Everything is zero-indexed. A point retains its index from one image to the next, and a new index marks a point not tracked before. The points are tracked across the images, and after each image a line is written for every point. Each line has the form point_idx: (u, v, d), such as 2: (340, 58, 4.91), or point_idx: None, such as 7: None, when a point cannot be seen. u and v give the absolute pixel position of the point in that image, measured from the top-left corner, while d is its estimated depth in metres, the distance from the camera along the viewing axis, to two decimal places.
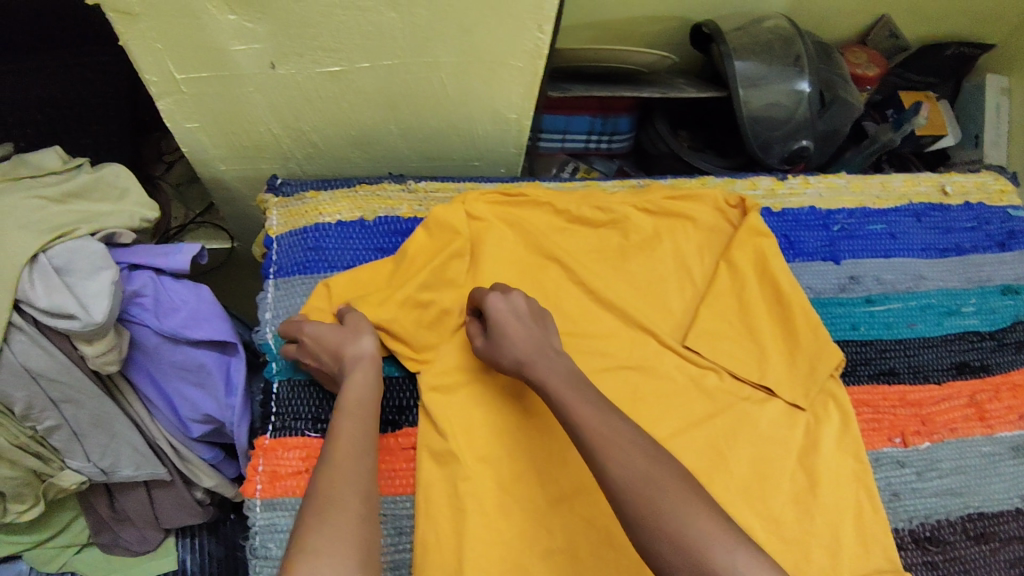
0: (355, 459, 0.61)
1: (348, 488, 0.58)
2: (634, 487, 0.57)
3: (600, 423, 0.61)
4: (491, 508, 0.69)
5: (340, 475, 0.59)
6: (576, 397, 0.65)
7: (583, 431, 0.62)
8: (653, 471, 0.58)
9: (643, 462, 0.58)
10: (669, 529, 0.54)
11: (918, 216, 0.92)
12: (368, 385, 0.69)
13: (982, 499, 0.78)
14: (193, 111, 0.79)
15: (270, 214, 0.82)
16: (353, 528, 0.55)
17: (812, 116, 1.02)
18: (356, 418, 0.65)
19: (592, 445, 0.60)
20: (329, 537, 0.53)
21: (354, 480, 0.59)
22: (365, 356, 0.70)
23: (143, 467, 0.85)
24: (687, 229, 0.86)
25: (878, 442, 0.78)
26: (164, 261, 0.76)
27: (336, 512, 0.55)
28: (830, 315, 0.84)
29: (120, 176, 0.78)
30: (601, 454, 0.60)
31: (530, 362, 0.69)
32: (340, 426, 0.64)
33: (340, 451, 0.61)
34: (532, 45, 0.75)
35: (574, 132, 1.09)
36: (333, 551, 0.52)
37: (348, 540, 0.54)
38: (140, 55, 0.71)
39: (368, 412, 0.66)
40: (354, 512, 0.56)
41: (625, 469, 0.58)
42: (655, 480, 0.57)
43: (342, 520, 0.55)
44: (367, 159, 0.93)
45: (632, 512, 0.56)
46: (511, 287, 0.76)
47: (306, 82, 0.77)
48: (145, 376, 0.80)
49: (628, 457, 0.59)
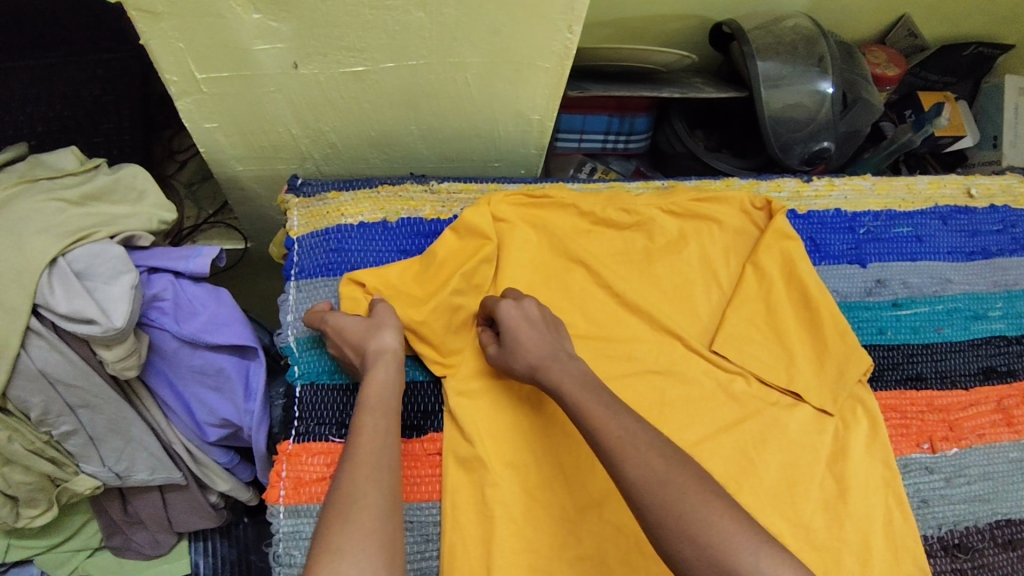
0: (378, 458, 0.59)
1: (373, 489, 0.57)
2: (650, 490, 0.56)
3: (634, 430, 0.60)
4: (519, 516, 0.68)
5: (363, 474, 0.57)
6: (586, 397, 0.64)
7: (598, 433, 0.61)
8: (669, 472, 0.57)
9: (659, 464, 0.57)
10: (690, 532, 0.54)
11: (944, 219, 0.91)
12: (391, 380, 0.67)
13: (1010, 505, 0.78)
14: (212, 111, 0.78)
15: (291, 215, 0.81)
16: (377, 529, 0.54)
17: (835, 117, 1.01)
18: (379, 414, 0.63)
19: (608, 446, 0.60)
20: (353, 539, 0.52)
21: (378, 479, 0.58)
22: (388, 349, 0.68)
23: (158, 471, 0.83)
24: (712, 231, 0.84)
25: (907, 448, 0.78)
26: (183, 264, 0.75)
27: (361, 512, 0.54)
28: (856, 319, 0.83)
29: (138, 178, 0.77)
30: (616, 457, 0.59)
31: (544, 367, 0.67)
32: (364, 421, 0.63)
33: (363, 449, 0.60)
34: (560, 45, 0.73)
35: (591, 131, 1.08)
36: (358, 553, 0.51)
37: (373, 541, 0.53)
38: (161, 54, 0.69)
39: (392, 407, 0.65)
40: (379, 512, 0.55)
41: (640, 472, 0.57)
42: (673, 481, 0.56)
43: (366, 521, 0.54)
44: (386, 160, 0.91)
45: (652, 515, 0.56)
46: (524, 295, 0.74)
47: (329, 82, 0.75)
48: (163, 380, 0.78)
49: (642, 459, 0.58)
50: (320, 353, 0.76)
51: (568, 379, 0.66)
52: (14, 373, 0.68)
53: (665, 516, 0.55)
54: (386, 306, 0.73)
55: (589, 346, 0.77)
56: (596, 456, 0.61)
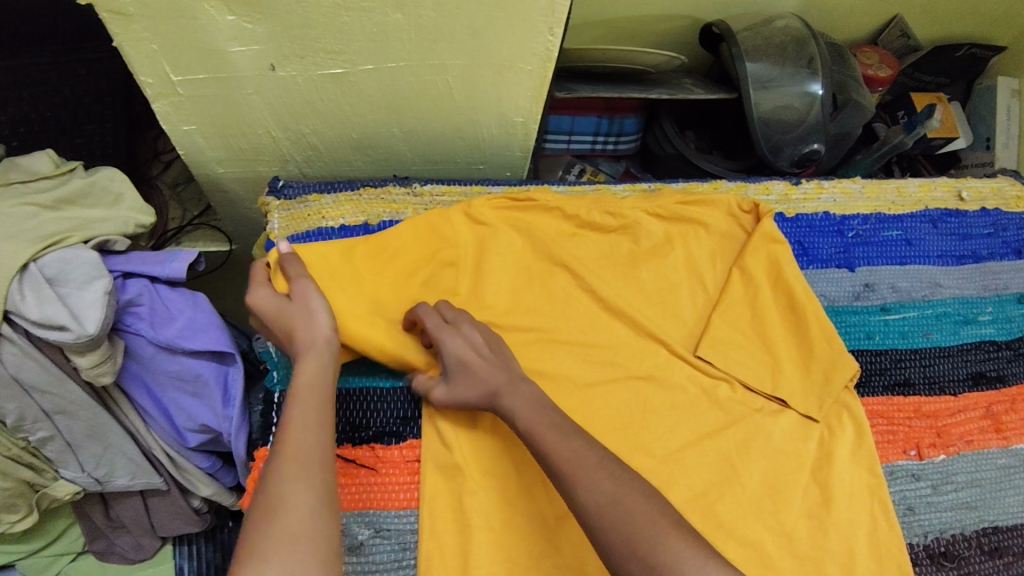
0: (307, 452, 0.58)
1: (300, 486, 0.55)
2: (602, 510, 0.57)
3: (587, 453, 0.61)
4: (497, 524, 0.67)
5: (290, 471, 0.56)
6: (535, 420, 0.63)
7: (549, 455, 0.61)
8: (619, 492, 0.58)
9: (609, 484, 0.58)
10: (640, 553, 0.55)
11: (934, 222, 0.90)
12: (324, 369, 0.64)
13: (997, 513, 0.77)
14: (190, 114, 0.77)
15: (271, 217, 0.79)
16: (307, 527, 0.53)
17: (825, 118, 1.00)
18: (309, 404, 0.61)
19: (559, 469, 0.60)
20: (281, 541, 0.51)
21: (307, 475, 0.56)
22: (320, 337, 0.66)
23: (138, 476, 0.83)
24: (699, 235, 0.83)
25: (894, 455, 0.77)
26: (159, 269, 0.73)
27: (289, 512, 0.53)
28: (844, 324, 0.82)
29: (114, 180, 0.77)
30: (567, 475, 0.59)
31: (501, 397, 0.66)
32: (292, 413, 0.60)
33: (291, 445, 0.58)
34: (542, 48, 0.72)
35: (579, 133, 1.07)
36: (285, 556, 0.51)
37: (303, 541, 0.52)
38: (135, 56, 0.68)
39: (323, 397, 0.62)
40: (308, 510, 0.54)
41: (590, 494, 0.58)
42: (622, 501, 0.57)
43: (294, 521, 0.53)
44: (369, 162, 0.90)
45: (603, 537, 0.56)
46: (461, 312, 0.72)
47: (307, 84, 0.74)
48: (141, 386, 0.77)
49: (595, 477, 0.59)
50: None
51: (520, 403, 0.65)
52: None
53: (615, 537, 0.56)
54: (311, 286, 0.68)
55: (571, 352, 0.76)
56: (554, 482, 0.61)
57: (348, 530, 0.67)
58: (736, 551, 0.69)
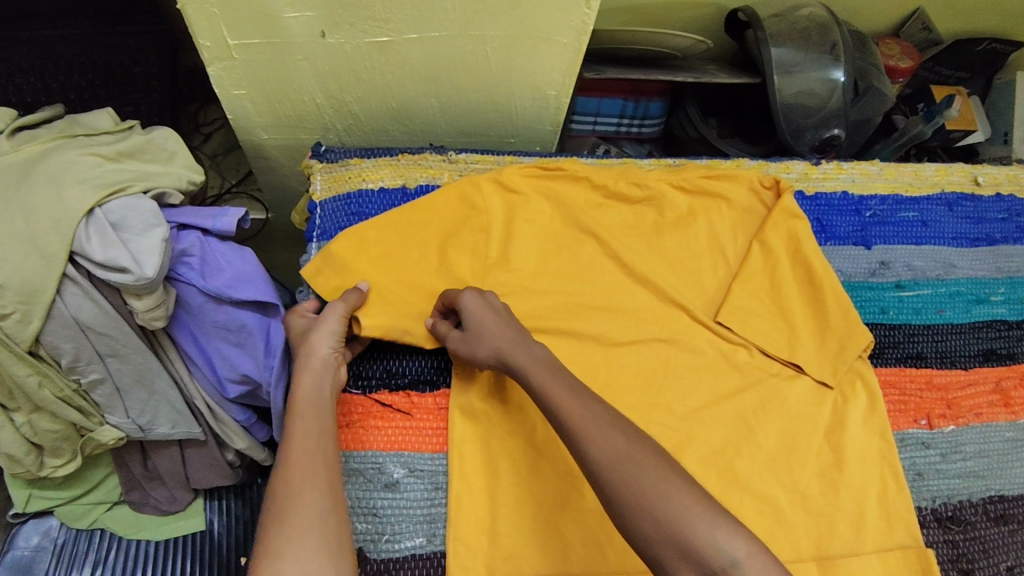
0: (311, 459, 0.63)
1: (308, 488, 0.61)
2: (610, 468, 0.60)
3: (597, 410, 0.64)
4: (524, 469, 0.71)
5: (297, 479, 0.61)
6: (550, 380, 0.66)
7: (563, 413, 0.64)
8: (630, 449, 0.61)
9: (621, 442, 0.61)
10: (649, 508, 0.58)
11: (950, 205, 0.93)
12: (321, 382, 0.69)
13: (1003, 482, 0.80)
14: (242, 78, 0.81)
15: (314, 179, 0.83)
16: (316, 527, 0.59)
17: (845, 105, 1.03)
18: (310, 415, 0.67)
19: (572, 424, 0.63)
20: (291, 542, 0.57)
21: (313, 479, 0.62)
22: (317, 354, 0.70)
23: (179, 425, 0.88)
24: (722, 209, 0.86)
25: (904, 423, 0.79)
26: (211, 222, 0.78)
27: (295, 516, 0.59)
28: (859, 298, 0.85)
29: (168, 140, 0.81)
30: (579, 434, 0.62)
31: (511, 349, 0.69)
32: (294, 426, 0.66)
33: (296, 453, 0.63)
34: (579, 21, 0.76)
35: (605, 114, 1.11)
36: (298, 555, 0.57)
37: (310, 540, 0.58)
38: (197, 20, 0.73)
39: (323, 408, 0.68)
40: (316, 511, 0.60)
41: (607, 444, 0.61)
42: (632, 458, 0.60)
43: (304, 522, 0.59)
44: (406, 132, 0.95)
45: (612, 490, 0.59)
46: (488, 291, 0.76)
47: (354, 52, 0.78)
48: (188, 334, 0.81)
49: (601, 438, 0.62)
50: None
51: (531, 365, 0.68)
52: (49, 319, 0.72)
53: (626, 488, 0.59)
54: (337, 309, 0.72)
55: (596, 314, 0.79)
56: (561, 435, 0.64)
57: (384, 468, 0.71)
58: (750, 504, 0.72)
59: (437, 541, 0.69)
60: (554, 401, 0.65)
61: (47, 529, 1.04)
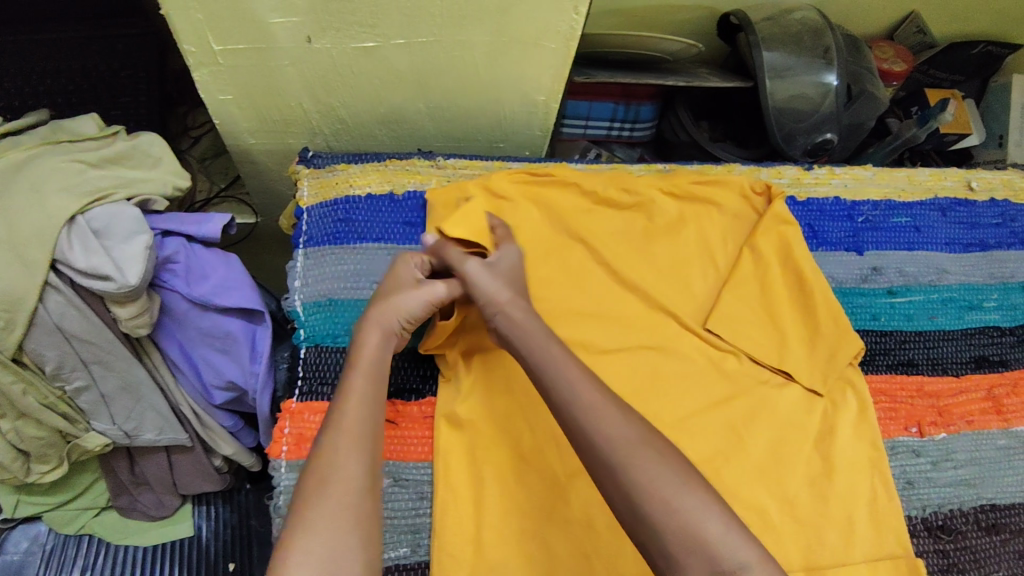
0: (361, 431, 0.62)
1: (354, 458, 0.60)
2: (626, 454, 0.59)
3: (609, 397, 0.63)
4: (510, 478, 0.70)
5: (343, 446, 0.60)
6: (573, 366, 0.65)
7: (578, 395, 0.62)
8: (642, 440, 0.60)
9: (636, 430, 0.60)
10: (664, 498, 0.57)
11: (944, 211, 0.92)
12: (382, 352, 0.68)
13: (995, 491, 0.79)
14: (228, 83, 0.81)
15: (301, 185, 0.81)
16: (353, 499, 0.58)
17: (838, 109, 1.02)
18: (367, 382, 0.65)
19: (590, 401, 0.62)
20: (329, 511, 0.56)
21: (360, 449, 0.61)
22: (392, 322, 0.69)
23: (165, 432, 0.87)
24: (712, 215, 0.86)
25: (895, 431, 0.79)
26: (196, 228, 0.77)
27: (339, 483, 0.58)
28: (851, 305, 0.84)
29: (154, 146, 0.81)
30: (595, 412, 0.61)
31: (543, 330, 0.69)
32: (351, 387, 0.64)
33: (348, 418, 0.62)
34: (566, 26, 0.75)
35: (596, 118, 1.11)
36: (329, 529, 0.56)
37: (346, 515, 0.57)
38: (181, 25, 0.72)
39: (381, 378, 0.66)
40: (358, 485, 0.59)
41: (622, 431, 0.60)
42: (646, 447, 0.59)
43: (342, 494, 0.58)
44: (394, 137, 0.94)
45: (623, 480, 0.58)
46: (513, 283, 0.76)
47: (340, 57, 0.78)
48: (173, 341, 0.81)
49: (607, 422, 0.61)
50: (328, 316, 0.75)
51: (532, 339, 0.67)
52: (33, 326, 0.71)
53: (638, 475, 0.57)
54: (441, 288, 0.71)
55: (584, 321, 0.78)
56: (569, 423, 0.62)
57: None
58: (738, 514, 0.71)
59: (422, 551, 0.69)
60: (566, 383, 0.63)
61: (36, 533, 1.04)
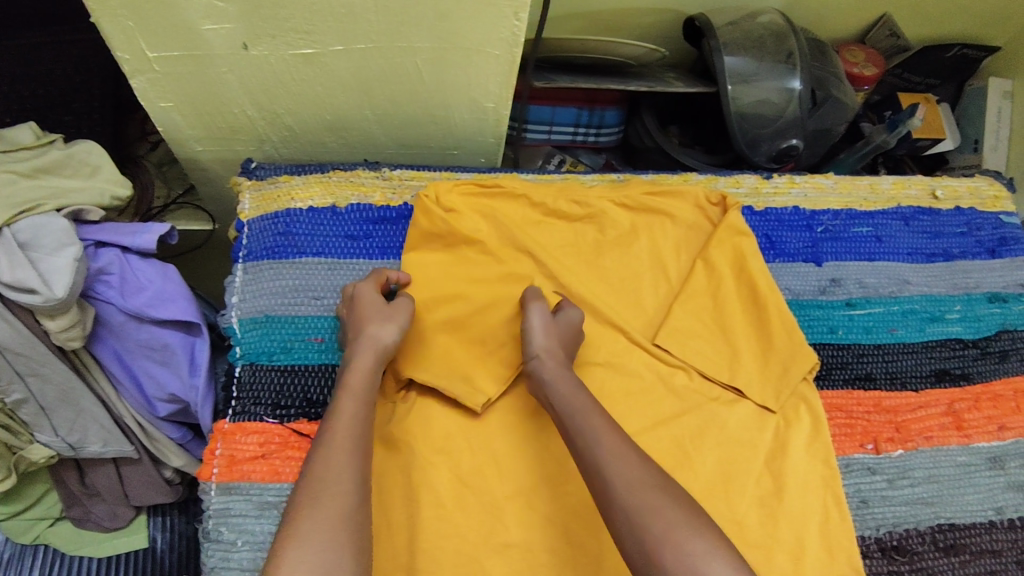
0: (355, 445, 0.61)
1: (345, 475, 0.58)
2: (634, 489, 0.58)
3: (622, 436, 0.63)
4: (447, 500, 0.68)
5: (337, 459, 0.59)
6: (591, 411, 0.64)
7: (590, 436, 0.62)
8: (645, 476, 0.59)
9: (643, 468, 0.60)
10: (671, 537, 0.55)
11: (906, 220, 0.90)
12: (372, 370, 0.67)
13: (954, 510, 0.76)
14: (167, 90, 0.79)
15: (242, 197, 0.79)
16: (344, 517, 0.56)
17: (802, 115, 1.00)
18: (358, 401, 0.64)
19: (602, 444, 0.61)
20: (320, 528, 0.55)
21: (350, 467, 0.59)
22: (380, 341, 0.68)
23: (110, 443, 0.84)
24: (665, 225, 0.83)
25: (850, 448, 0.76)
26: (130, 240, 0.75)
27: (331, 501, 0.56)
28: (807, 318, 0.82)
29: (92, 154, 0.79)
30: (606, 453, 0.61)
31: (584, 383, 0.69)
32: (343, 407, 0.63)
33: (339, 435, 0.61)
34: (509, 32, 0.73)
35: (560, 124, 1.09)
36: (323, 545, 0.54)
37: (337, 534, 0.55)
38: (112, 32, 0.70)
39: (370, 397, 0.65)
40: (349, 503, 0.57)
41: (630, 470, 0.59)
42: (652, 485, 0.59)
43: (335, 511, 0.56)
44: (344, 144, 0.92)
45: (626, 518, 0.57)
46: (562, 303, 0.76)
47: (280, 64, 0.76)
48: (111, 353, 0.79)
49: (619, 460, 0.60)
50: (266, 335, 0.73)
51: (562, 387, 0.67)
52: None
53: (645, 515, 0.56)
54: (407, 304, 0.73)
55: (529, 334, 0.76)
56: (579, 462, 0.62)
57: None
58: None
59: None
60: (582, 427, 0.63)
61: None
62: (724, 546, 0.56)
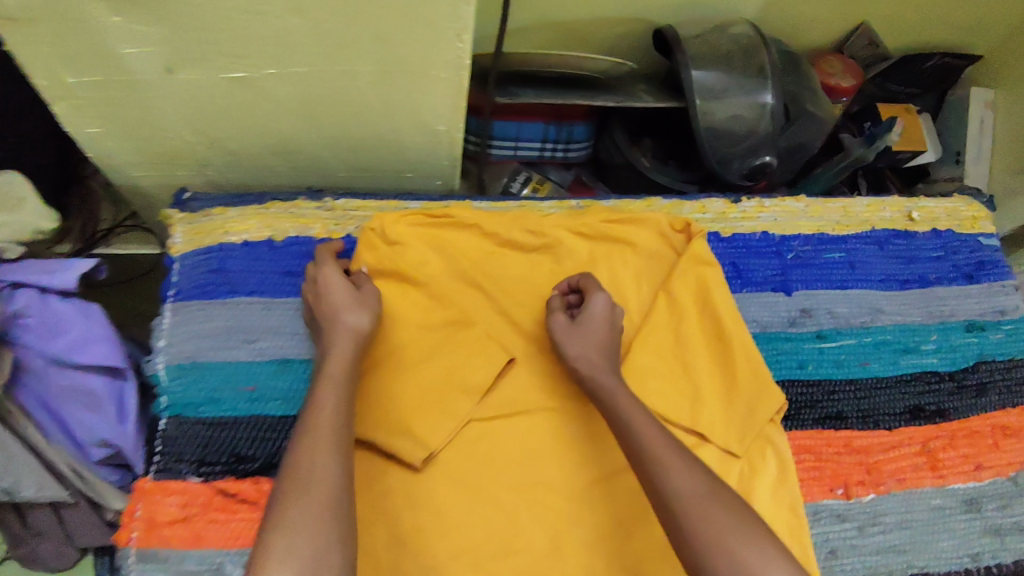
0: (338, 433, 0.57)
1: (331, 463, 0.54)
2: (692, 501, 0.54)
3: (674, 442, 0.59)
4: (386, 562, 0.63)
5: (322, 447, 0.55)
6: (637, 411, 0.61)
7: (641, 441, 0.59)
8: (703, 485, 0.55)
9: (702, 476, 0.56)
10: (728, 547, 0.51)
11: (880, 244, 0.86)
12: (351, 358, 0.64)
13: (928, 557, 0.72)
14: (94, 116, 0.73)
15: (173, 231, 0.75)
16: (334, 507, 0.52)
17: (774, 131, 0.95)
18: (337, 390, 0.60)
19: (653, 450, 0.57)
20: (309, 519, 0.50)
21: (335, 454, 0.55)
22: (355, 328, 0.66)
23: (46, 488, 0.71)
24: (626, 255, 0.79)
25: (818, 494, 0.73)
26: (49, 279, 0.71)
27: (317, 492, 0.52)
28: (775, 352, 0.78)
29: (14, 185, 0.72)
30: (658, 461, 0.57)
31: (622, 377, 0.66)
32: (323, 395, 0.59)
33: (322, 424, 0.57)
34: (453, 54, 0.68)
35: (526, 139, 1.04)
36: (313, 537, 0.50)
37: (327, 524, 0.51)
38: (27, 59, 0.65)
39: (352, 384, 0.62)
40: (338, 493, 0.53)
41: (686, 479, 0.55)
42: (715, 495, 0.54)
43: (323, 501, 0.52)
44: (292, 168, 0.87)
45: (685, 531, 0.53)
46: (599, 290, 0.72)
47: (212, 89, 0.71)
48: (35, 398, 0.74)
49: (675, 465, 0.56)
50: (193, 382, 0.69)
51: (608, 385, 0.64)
52: None
53: (700, 528, 0.52)
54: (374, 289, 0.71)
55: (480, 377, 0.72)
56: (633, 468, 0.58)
57: (222, 568, 0.63)
58: None
59: None
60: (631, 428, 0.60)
61: None
62: (779, 554, 0.52)
